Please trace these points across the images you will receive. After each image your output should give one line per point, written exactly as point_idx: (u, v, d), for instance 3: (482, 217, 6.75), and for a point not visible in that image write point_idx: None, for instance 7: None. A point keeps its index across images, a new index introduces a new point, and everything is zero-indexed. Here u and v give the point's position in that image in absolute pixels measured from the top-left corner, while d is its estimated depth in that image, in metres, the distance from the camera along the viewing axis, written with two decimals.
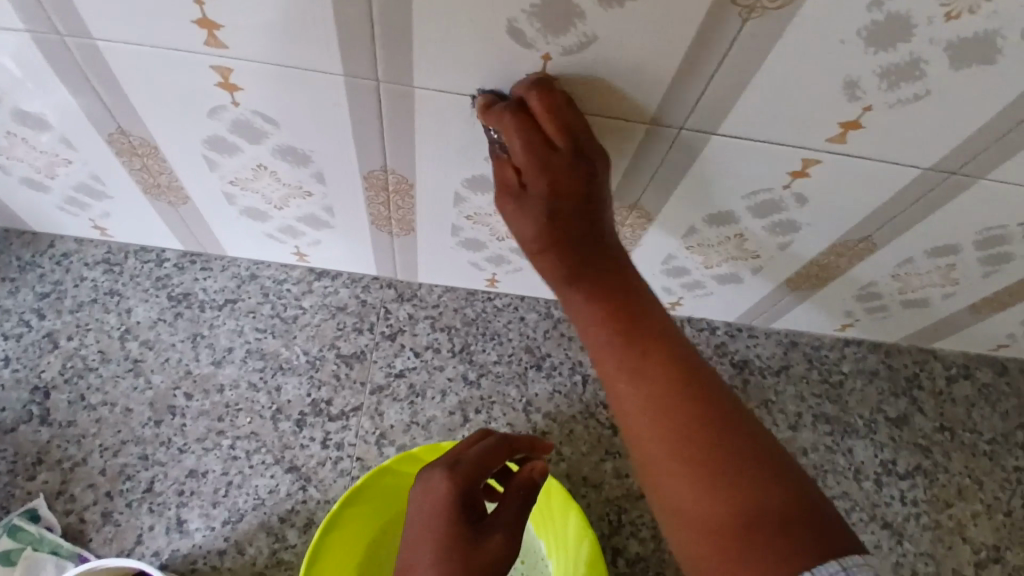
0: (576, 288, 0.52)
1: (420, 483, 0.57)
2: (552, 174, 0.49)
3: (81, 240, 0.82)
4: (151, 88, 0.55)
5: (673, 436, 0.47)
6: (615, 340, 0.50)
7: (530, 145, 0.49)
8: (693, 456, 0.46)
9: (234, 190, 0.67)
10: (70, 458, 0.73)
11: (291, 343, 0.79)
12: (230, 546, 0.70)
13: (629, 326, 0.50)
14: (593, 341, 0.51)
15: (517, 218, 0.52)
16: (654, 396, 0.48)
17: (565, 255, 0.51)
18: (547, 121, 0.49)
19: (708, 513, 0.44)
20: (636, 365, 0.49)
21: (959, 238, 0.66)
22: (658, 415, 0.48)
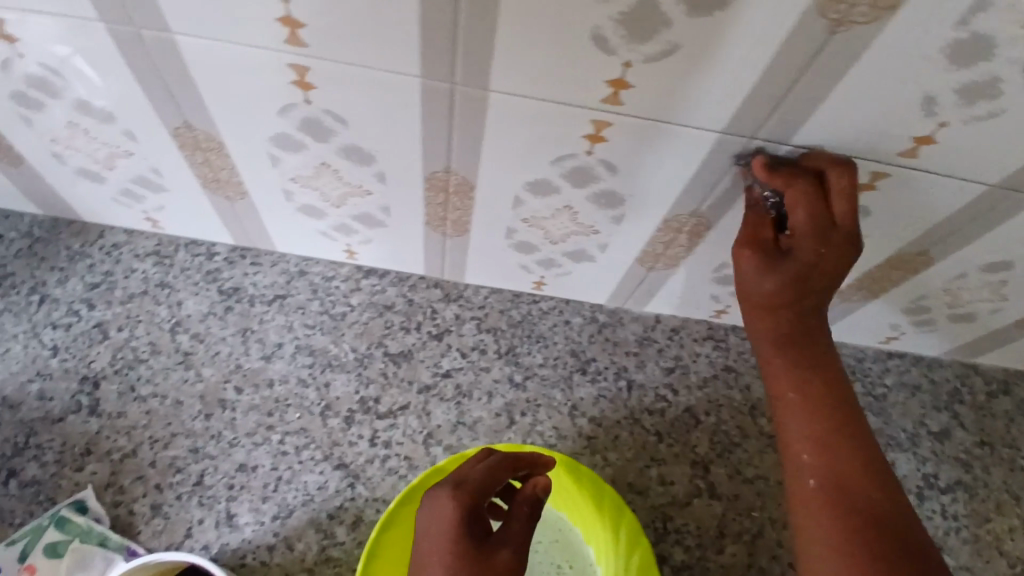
0: (772, 327, 0.58)
1: (428, 501, 0.59)
2: (825, 247, 0.54)
3: (132, 232, 0.83)
4: (224, 84, 0.56)
5: (823, 449, 0.57)
6: (794, 364, 0.59)
7: (812, 220, 0.54)
8: (836, 475, 0.57)
9: (293, 187, 0.68)
10: (121, 449, 0.74)
11: (339, 340, 0.80)
12: (279, 541, 0.71)
13: (828, 394, 0.58)
14: (773, 365, 0.60)
15: (751, 269, 0.57)
16: (840, 412, 0.58)
17: (787, 319, 0.58)
18: (809, 203, 0.54)
19: (839, 521, 0.55)
20: (825, 395, 0.58)
21: (1017, 254, 0.66)
22: (814, 424, 0.58)
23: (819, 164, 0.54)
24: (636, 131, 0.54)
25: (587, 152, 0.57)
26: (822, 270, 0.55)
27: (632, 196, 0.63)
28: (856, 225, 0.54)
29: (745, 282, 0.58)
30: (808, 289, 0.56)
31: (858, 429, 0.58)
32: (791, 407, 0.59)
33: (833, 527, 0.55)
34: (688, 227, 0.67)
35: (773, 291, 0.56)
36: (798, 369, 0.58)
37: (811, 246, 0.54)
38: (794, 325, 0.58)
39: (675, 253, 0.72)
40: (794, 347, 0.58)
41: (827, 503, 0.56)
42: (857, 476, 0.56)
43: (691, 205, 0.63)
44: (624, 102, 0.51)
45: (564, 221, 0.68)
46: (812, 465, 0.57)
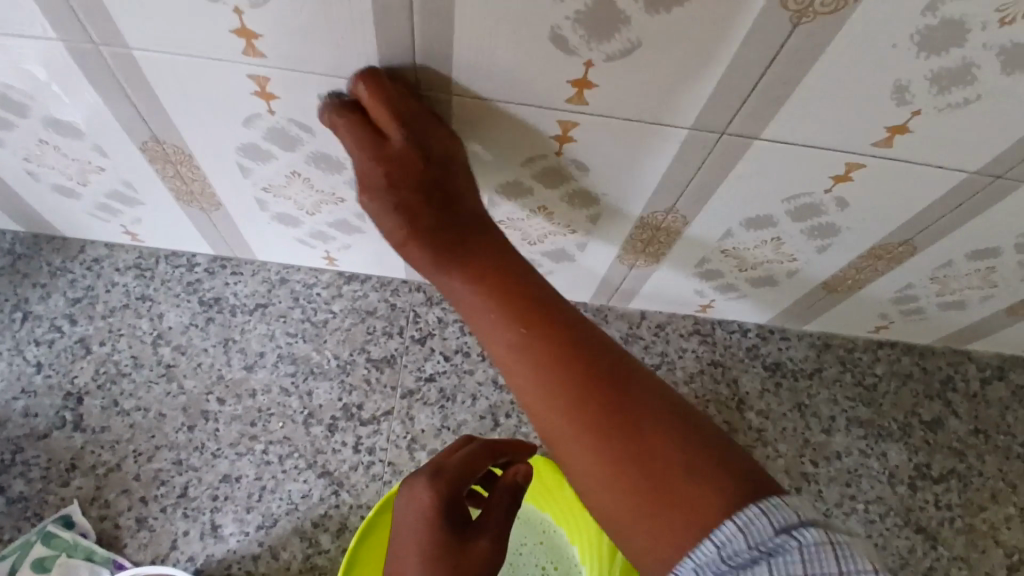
0: (454, 269, 0.49)
1: (402, 492, 0.52)
2: (389, 169, 0.49)
3: (112, 245, 0.82)
4: (185, 96, 0.55)
5: (602, 449, 0.43)
6: (500, 300, 0.48)
7: (377, 150, 0.49)
8: (614, 457, 0.42)
9: (267, 197, 0.67)
10: (104, 463, 0.73)
11: (321, 347, 0.79)
12: (264, 550, 0.71)
13: (512, 319, 0.47)
14: (501, 345, 0.47)
15: (382, 215, 0.51)
16: (570, 402, 0.44)
17: (471, 256, 0.49)
18: (376, 116, 0.49)
19: (641, 506, 0.41)
20: (557, 374, 0.45)
21: (1000, 241, 0.65)
22: (592, 440, 0.43)
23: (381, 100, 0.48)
24: (605, 131, 0.53)
25: (556, 152, 0.56)
26: (428, 206, 0.50)
27: (608, 195, 0.62)
28: (408, 138, 0.49)
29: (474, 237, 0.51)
30: (461, 244, 0.50)
31: (626, 416, 0.43)
32: (553, 414, 0.45)
33: (645, 517, 0.41)
34: (663, 225, 0.66)
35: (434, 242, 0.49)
36: (497, 332, 0.47)
37: (437, 179, 0.50)
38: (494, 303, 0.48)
39: (656, 250, 0.71)
40: (518, 317, 0.47)
41: (636, 504, 0.41)
42: (585, 410, 0.44)
43: (666, 202, 0.62)
44: (590, 102, 0.50)
45: (540, 222, 0.67)
46: (597, 464, 0.42)
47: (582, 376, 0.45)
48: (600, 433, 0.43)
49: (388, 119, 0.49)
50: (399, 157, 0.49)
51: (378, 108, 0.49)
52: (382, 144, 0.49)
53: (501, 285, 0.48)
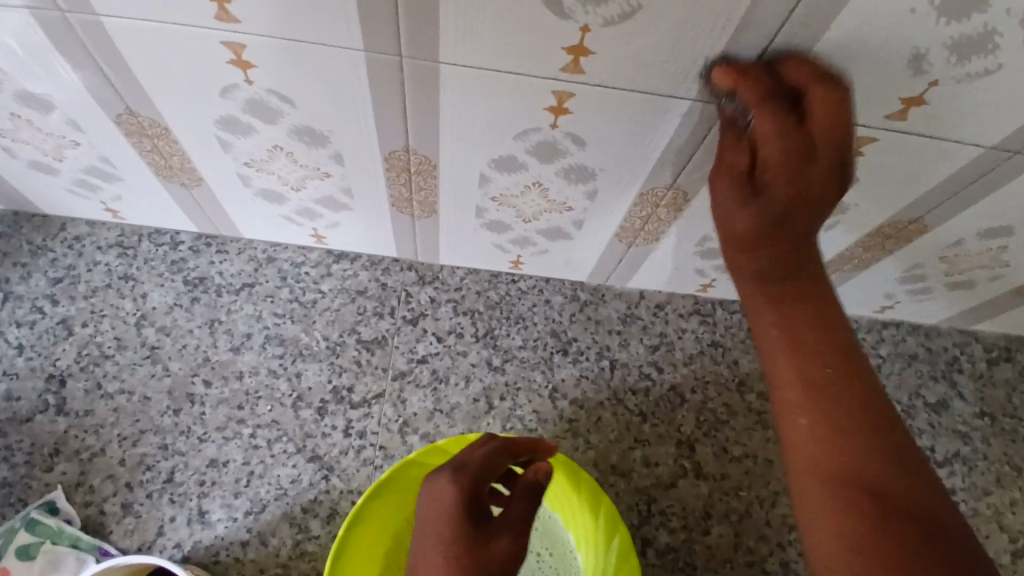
0: (750, 263, 0.49)
1: (426, 488, 0.56)
2: (785, 163, 0.45)
3: (93, 223, 0.79)
4: (157, 65, 0.52)
5: (837, 442, 0.44)
6: (778, 302, 0.48)
7: (791, 137, 0.44)
8: (835, 451, 0.44)
9: (249, 172, 0.64)
10: (88, 448, 0.71)
11: (310, 328, 0.77)
12: (252, 536, 0.69)
13: (813, 332, 0.47)
14: (778, 340, 0.48)
15: (728, 205, 0.48)
16: (856, 407, 0.45)
17: (763, 251, 0.48)
18: (818, 121, 0.44)
19: (856, 501, 0.42)
20: (824, 372, 0.46)
21: (1014, 220, 0.62)
22: (827, 430, 0.45)
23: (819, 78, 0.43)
24: (601, 102, 0.50)
25: (551, 125, 0.53)
26: (800, 206, 0.46)
27: (605, 170, 0.59)
28: (842, 153, 0.45)
29: (724, 212, 0.48)
30: (787, 227, 0.47)
31: (889, 428, 0.45)
32: (806, 403, 0.46)
33: (841, 512, 0.42)
34: (664, 201, 0.63)
35: (758, 225, 0.47)
36: (793, 315, 0.48)
37: (784, 176, 0.45)
38: (796, 292, 0.48)
39: (655, 228, 0.68)
40: (791, 326, 0.47)
41: (846, 489, 0.42)
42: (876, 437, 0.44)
43: (665, 178, 0.60)
44: (586, 70, 0.47)
45: (535, 199, 0.65)
46: (810, 445, 0.45)
47: (824, 384, 0.46)
48: (879, 437, 0.44)
49: (806, 83, 0.44)
50: (830, 163, 0.45)
51: (828, 115, 0.44)
52: (797, 143, 0.45)
53: (792, 299, 0.48)
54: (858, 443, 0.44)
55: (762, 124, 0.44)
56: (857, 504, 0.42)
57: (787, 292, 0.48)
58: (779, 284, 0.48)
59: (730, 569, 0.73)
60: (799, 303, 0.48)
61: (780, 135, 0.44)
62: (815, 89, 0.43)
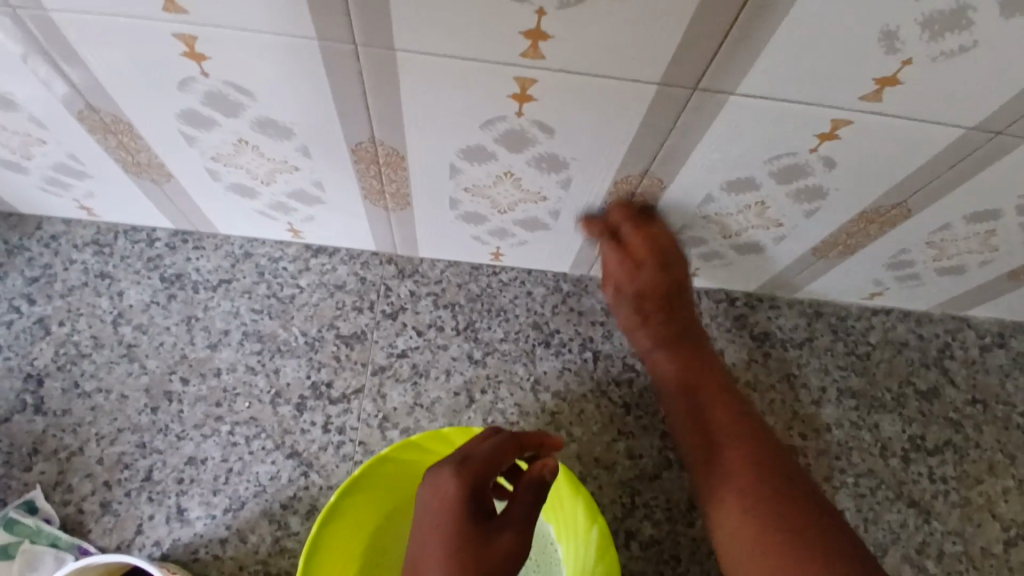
0: (657, 328, 0.70)
1: (430, 480, 0.56)
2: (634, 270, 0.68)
3: (70, 221, 0.79)
4: (112, 59, 0.51)
5: (744, 466, 0.61)
6: (678, 358, 0.69)
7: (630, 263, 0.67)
8: (750, 491, 0.59)
9: (218, 166, 0.64)
10: (66, 447, 0.71)
11: (288, 323, 0.76)
12: (231, 534, 0.69)
13: (703, 371, 0.68)
14: (673, 379, 0.69)
15: (617, 301, 0.72)
16: (743, 439, 0.63)
17: (668, 323, 0.70)
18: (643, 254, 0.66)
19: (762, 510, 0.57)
20: (717, 411, 0.65)
21: (1000, 203, 0.60)
22: (733, 458, 0.62)
23: (626, 217, 0.65)
24: (565, 88, 0.49)
25: (517, 113, 0.52)
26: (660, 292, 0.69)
27: (577, 159, 0.58)
28: (669, 270, 0.68)
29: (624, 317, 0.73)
30: (675, 316, 0.70)
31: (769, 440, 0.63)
32: (711, 436, 0.64)
33: (755, 531, 0.57)
34: (640, 188, 0.62)
35: (637, 309, 0.71)
36: (688, 362, 0.69)
37: (643, 278, 0.68)
38: (687, 360, 0.69)
39: (633, 217, 0.67)
40: (693, 385, 0.68)
41: (754, 524, 0.57)
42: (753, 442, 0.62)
43: (638, 166, 0.58)
44: (546, 56, 0.46)
45: (508, 189, 0.63)
46: (745, 489, 0.60)
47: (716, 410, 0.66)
48: (765, 451, 0.62)
49: (619, 221, 0.65)
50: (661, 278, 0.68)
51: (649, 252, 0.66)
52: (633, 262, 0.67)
53: (689, 351, 0.69)
54: (762, 462, 0.61)
55: (608, 255, 0.69)
56: (761, 513, 0.57)
57: (680, 356, 0.69)
58: (673, 359, 0.70)
59: (715, 561, 0.72)
60: (692, 380, 0.68)
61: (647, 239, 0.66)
62: (624, 227, 0.65)
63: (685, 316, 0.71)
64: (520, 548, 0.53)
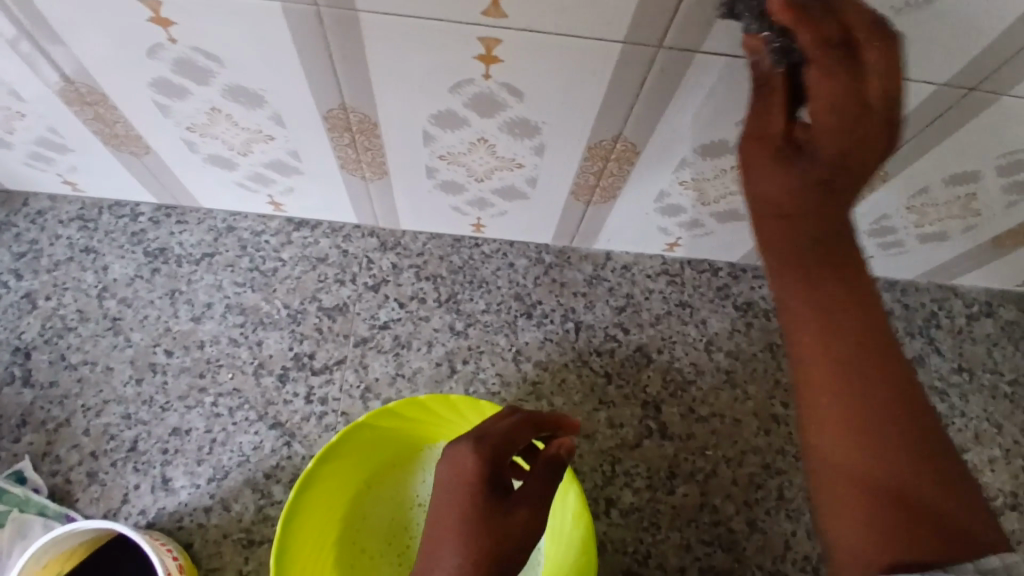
0: (794, 233, 0.42)
1: (447, 456, 0.53)
2: (845, 115, 0.39)
3: (55, 197, 0.79)
4: (79, 25, 0.51)
5: (863, 394, 0.40)
6: (817, 287, 0.42)
7: (845, 83, 0.38)
8: (879, 469, 0.39)
9: (194, 137, 0.64)
10: (54, 419, 0.72)
11: (271, 296, 0.77)
12: (215, 502, 0.69)
13: (848, 309, 0.41)
14: (811, 309, 0.41)
15: (763, 175, 0.42)
16: (880, 365, 0.41)
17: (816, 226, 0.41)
18: (872, 85, 0.39)
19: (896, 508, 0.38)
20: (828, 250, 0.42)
21: (978, 164, 0.60)
22: (857, 413, 0.40)
23: (864, 32, 0.38)
24: (531, 49, 0.49)
25: (484, 76, 0.52)
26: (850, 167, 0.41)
27: (548, 124, 0.58)
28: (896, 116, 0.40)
29: (749, 182, 0.43)
30: (840, 220, 0.42)
31: (936, 437, 0.40)
32: (804, 327, 0.42)
33: (844, 409, 0.40)
34: (614, 154, 0.62)
35: (789, 191, 0.41)
36: (835, 296, 0.41)
37: (855, 137, 0.40)
38: (825, 218, 0.41)
39: (610, 184, 0.67)
40: (823, 248, 0.42)
41: (858, 482, 0.39)
42: (902, 444, 0.39)
43: (610, 130, 0.58)
44: (508, 14, 0.46)
45: (483, 156, 0.63)
46: (856, 449, 0.39)
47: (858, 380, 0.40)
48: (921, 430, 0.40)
49: (828, 40, 0.38)
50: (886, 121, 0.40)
51: (882, 76, 0.38)
52: (859, 101, 0.39)
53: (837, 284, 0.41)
54: (898, 458, 0.39)
55: (812, 80, 0.39)
56: (883, 493, 0.39)
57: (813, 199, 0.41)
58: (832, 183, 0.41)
59: (694, 528, 0.72)
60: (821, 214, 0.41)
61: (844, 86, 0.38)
62: (839, 51, 0.39)
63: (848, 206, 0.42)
64: (536, 524, 0.52)
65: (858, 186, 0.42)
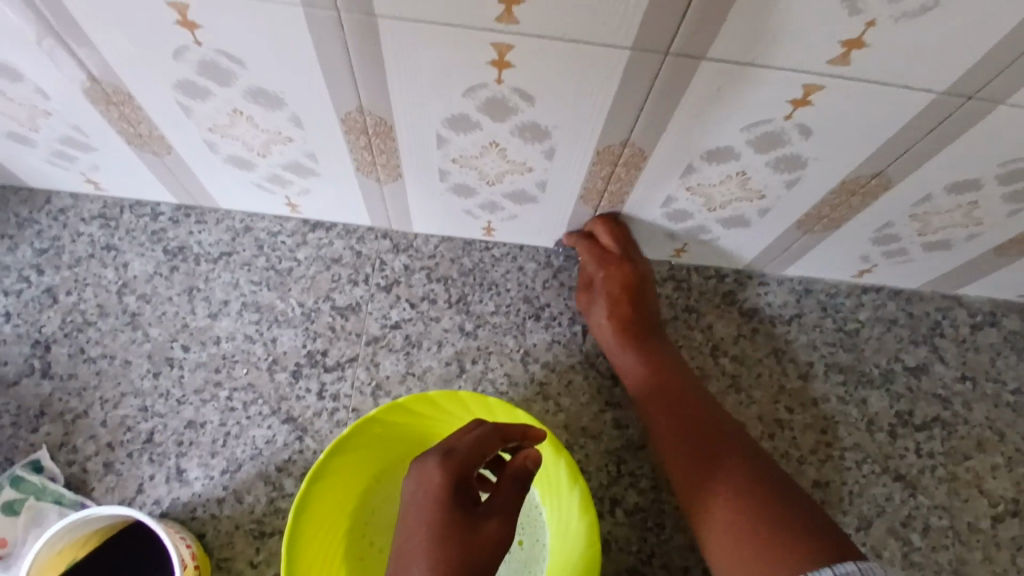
0: (626, 323, 0.74)
1: (415, 474, 0.58)
2: (613, 274, 0.75)
3: (78, 196, 0.82)
4: (109, 27, 0.53)
5: (676, 415, 0.69)
6: (648, 352, 0.73)
7: (599, 253, 0.76)
8: (705, 464, 0.65)
9: (215, 137, 0.66)
10: (72, 410, 0.74)
11: (285, 295, 0.79)
12: (227, 494, 0.71)
13: (673, 375, 0.72)
14: (643, 384, 0.72)
15: (592, 311, 0.77)
16: (670, 381, 0.72)
17: (632, 320, 0.74)
18: (609, 243, 0.75)
19: (740, 504, 0.60)
20: (644, 332, 0.74)
21: (980, 171, 0.61)
22: (694, 440, 0.67)
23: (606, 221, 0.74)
24: (541, 54, 0.51)
25: (496, 80, 0.54)
26: (622, 288, 0.75)
27: (559, 128, 0.59)
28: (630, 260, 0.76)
29: (595, 312, 0.76)
30: (642, 318, 0.75)
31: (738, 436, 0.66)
32: (636, 376, 0.73)
33: (693, 448, 0.66)
34: (622, 159, 0.63)
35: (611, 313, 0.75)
36: (661, 367, 0.72)
37: (626, 270, 0.75)
38: (638, 319, 0.75)
39: (618, 189, 0.68)
40: (659, 368, 0.72)
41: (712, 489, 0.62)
42: (706, 427, 0.68)
43: (619, 134, 0.59)
44: (520, 20, 0.47)
45: (494, 159, 0.65)
46: (707, 490, 0.63)
47: (693, 420, 0.68)
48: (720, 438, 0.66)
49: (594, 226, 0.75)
50: (626, 267, 0.75)
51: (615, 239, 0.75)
52: (609, 254, 0.76)
53: (657, 352, 0.73)
54: (723, 470, 0.63)
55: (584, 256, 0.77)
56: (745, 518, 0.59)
57: (624, 303, 0.75)
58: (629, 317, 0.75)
59: None
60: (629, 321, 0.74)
61: (595, 253, 0.76)
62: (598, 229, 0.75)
63: (639, 311, 0.75)
64: (504, 535, 0.54)
65: (639, 301, 0.75)
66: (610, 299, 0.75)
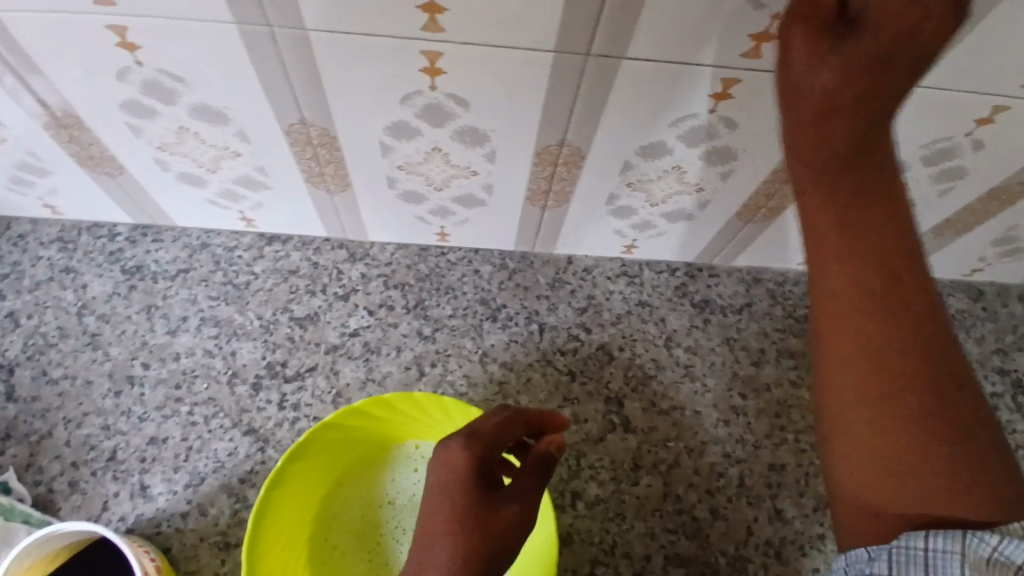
0: (824, 156, 0.45)
1: (437, 454, 0.58)
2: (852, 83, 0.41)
3: (36, 220, 0.82)
4: (55, 51, 0.54)
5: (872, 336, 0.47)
6: (848, 225, 0.46)
7: (837, 44, 0.41)
8: (901, 400, 0.46)
9: (164, 156, 0.68)
10: (36, 431, 0.74)
11: (244, 308, 0.80)
12: (191, 507, 0.72)
13: (897, 271, 0.47)
14: (839, 262, 0.47)
15: (809, 86, 0.42)
16: (881, 279, 0.47)
17: (842, 172, 0.45)
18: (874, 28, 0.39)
19: (915, 443, 0.46)
20: (847, 197, 0.46)
21: (904, 154, 0.64)
22: (906, 346, 0.47)
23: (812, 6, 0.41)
24: (470, 61, 0.53)
25: (431, 87, 0.56)
26: (864, 112, 0.42)
27: (496, 131, 0.61)
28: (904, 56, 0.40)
29: (799, 79, 0.43)
30: (860, 173, 0.45)
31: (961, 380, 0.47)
32: (828, 235, 0.47)
33: (868, 364, 0.47)
34: (562, 159, 0.65)
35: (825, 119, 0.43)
36: (873, 244, 0.47)
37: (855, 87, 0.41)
38: (864, 167, 0.45)
39: (562, 188, 0.70)
40: (885, 247, 0.47)
41: (892, 417, 0.47)
42: (921, 353, 0.47)
43: (554, 135, 0.62)
44: (446, 28, 0.49)
45: (438, 165, 0.67)
46: (858, 412, 0.48)
47: (916, 335, 0.47)
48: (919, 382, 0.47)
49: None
50: (890, 78, 0.41)
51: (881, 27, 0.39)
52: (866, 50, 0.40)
53: (874, 231, 0.46)
54: (919, 406, 0.46)
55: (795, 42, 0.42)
56: (927, 447, 0.46)
57: (843, 122, 0.43)
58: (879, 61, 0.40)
59: (658, 517, 0.75)
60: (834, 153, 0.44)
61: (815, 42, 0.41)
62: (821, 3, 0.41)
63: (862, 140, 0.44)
64: (522, 520, 0.56)
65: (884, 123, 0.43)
66: (842, 69, 0.41)
